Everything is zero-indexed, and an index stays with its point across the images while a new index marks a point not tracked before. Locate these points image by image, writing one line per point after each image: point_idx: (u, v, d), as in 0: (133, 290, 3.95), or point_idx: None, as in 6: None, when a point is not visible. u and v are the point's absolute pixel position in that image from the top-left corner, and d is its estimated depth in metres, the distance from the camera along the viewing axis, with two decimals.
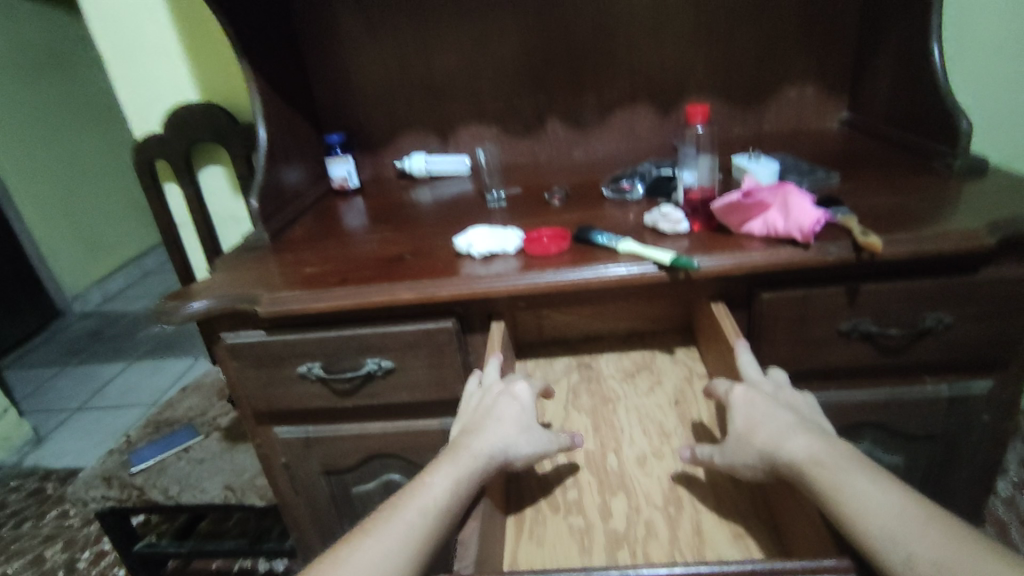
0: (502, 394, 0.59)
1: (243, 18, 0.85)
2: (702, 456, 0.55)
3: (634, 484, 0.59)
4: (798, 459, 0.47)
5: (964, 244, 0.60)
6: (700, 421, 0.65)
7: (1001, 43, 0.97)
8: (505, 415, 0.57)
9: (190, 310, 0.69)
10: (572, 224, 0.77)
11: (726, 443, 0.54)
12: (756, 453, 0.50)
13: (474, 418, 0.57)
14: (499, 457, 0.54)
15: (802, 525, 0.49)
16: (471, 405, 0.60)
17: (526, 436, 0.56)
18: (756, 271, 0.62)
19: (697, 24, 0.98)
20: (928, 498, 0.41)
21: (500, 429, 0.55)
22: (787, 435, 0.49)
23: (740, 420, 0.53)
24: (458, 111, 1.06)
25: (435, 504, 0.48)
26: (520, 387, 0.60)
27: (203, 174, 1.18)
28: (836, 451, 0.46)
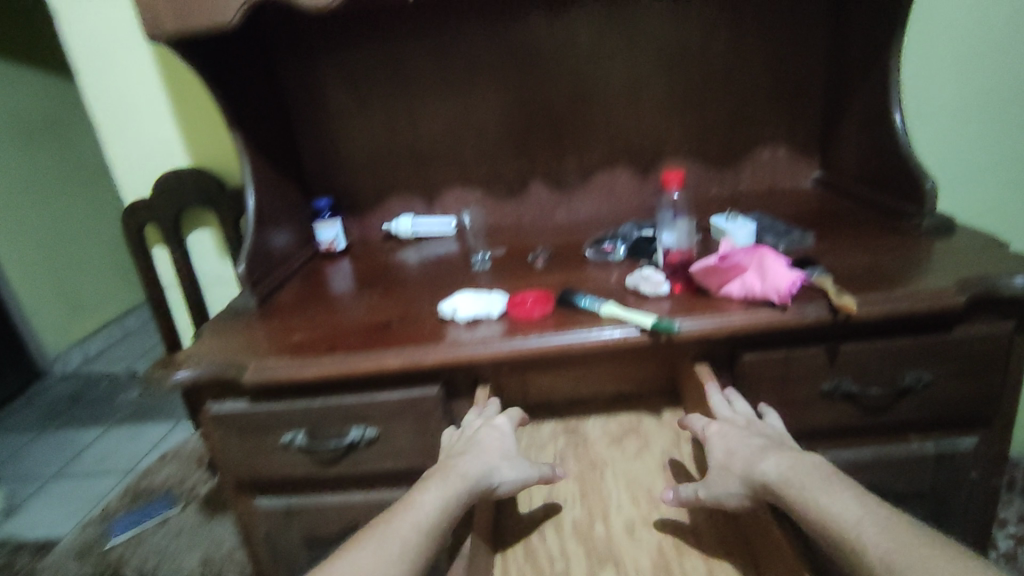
0: (484, 426, 0.61)
1: (235, 91, 0.88)
2: (685, 494, 0.58)
3: (623, 553, 0.59)
4: (772, 480, 0.52)
5: (936, 303, 0.61)
6: (681, 462, 0.67)
7: (960, 107, 1.02)
8: (487, 444, 0.59)
9: (175, 379, 0.69)
10: (556, 286, 0.79)
11: (708, 477, 0.57)
12: (737, 481, 0.55)
13: (459, 448, 0.59)
14: (483, 484, 0.56)
15: (775, 544, 0.53)
16: (454, 439, 0.62)
17: (508, 463, 0.58)
18: (737, 334, 0.63)
19: (672, 91, 1.02)
20: (880, 504, 0.47)
21: (485, 453, 0.58)
22: (759, 459, 0.54)
23: (717, 452, 0.57)
24: (444, 175, 1.09)
25: (433, 518, 0.51)
26: (501, 420, 0.62)
27: (191, 238, 1.19)
28: (802, 468, 0.51)
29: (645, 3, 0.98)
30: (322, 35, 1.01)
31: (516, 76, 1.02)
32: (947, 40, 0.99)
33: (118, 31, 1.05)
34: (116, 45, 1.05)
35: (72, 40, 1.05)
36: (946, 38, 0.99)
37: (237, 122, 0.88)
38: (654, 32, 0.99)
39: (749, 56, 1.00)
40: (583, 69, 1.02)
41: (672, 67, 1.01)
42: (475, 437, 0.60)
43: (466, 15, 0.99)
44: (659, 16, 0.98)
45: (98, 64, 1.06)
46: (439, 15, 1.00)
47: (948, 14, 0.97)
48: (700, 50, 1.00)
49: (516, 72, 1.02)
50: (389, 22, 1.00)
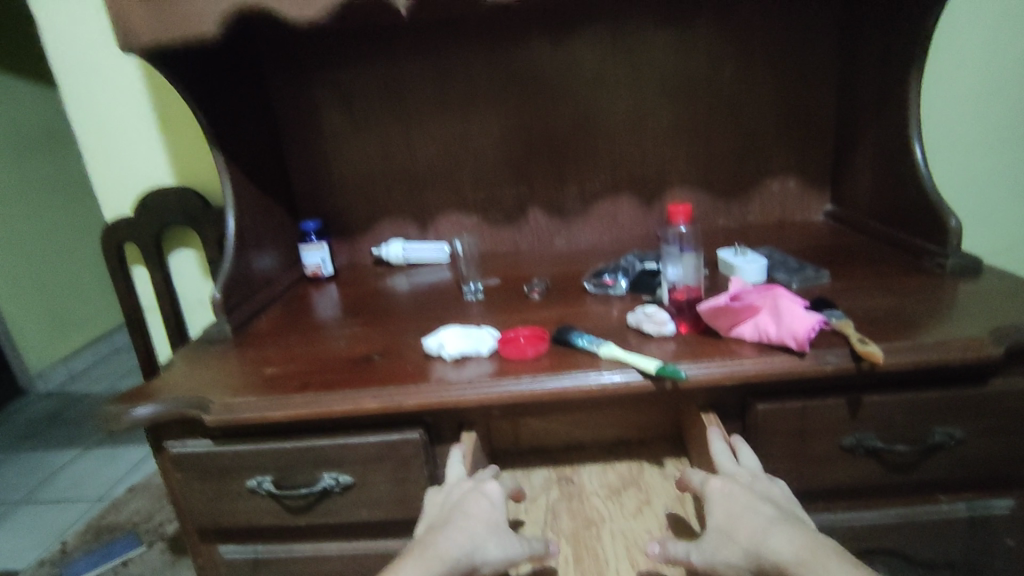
0: (472, 491, 0.54)
1: (218, 108, 0.84)
2: (676, 554, 0.50)
3: None
4: (787, 561, 0.44)
5: (970, 354, 0.56)
6: (679, 518, 0.60)
7: (978, 141, 0.98)
8: (472, 513, 0.51)
9: (134, 416, 0.63)
10: (552, 322, 0.73)
11: (703, 538, 0.49)
12: (741, 552, 0.47)
13: (442, 516, 0.52)
14: (466, 566, 0.48)
15: None
16: (438, 502, 0.55)
17: (496, 539, 0.50)
18: (749, 382, 0.58)
19: (678, 119, 0.98)
20: None
21: (470, 527, 0.50)
22: (770, 532, 0.46)
23: (717, 513, 0.50)
24: (438, 199, 1.04)
25: None
26: (492, 486, 0.54)
27: (173, 257, 1.13)
28: (821, 548, 0.44)
29: (651, 27, 0.94)
30: (314, 52, 0.97)
31: (516, 99, 0.98)
32: (965, 73, 0.95)
33: (104, 44, 1.01)
34: (101, 58, 1.02)
35: (56, 52, 1.01)
36: (964, 70, 0.95)
37: (219, 139, 0.83)
38: (660, 57, 0.95)
39: (759, 84, 0.96)
40: (585, 93, 0.97)
41: (679, 94, 0.97)
42: (459, 505, 0.52)
43: (464, 36, 0.96)
44: (665, 42, 0.94)
45: (82, 77, 1.02)
46: (436, 35, 0.96)
47: (966, 46, 0.94)
48: (707, 77, 0.96)
49: (516, 95, 0.98)
50: (384, 41, 0.96)
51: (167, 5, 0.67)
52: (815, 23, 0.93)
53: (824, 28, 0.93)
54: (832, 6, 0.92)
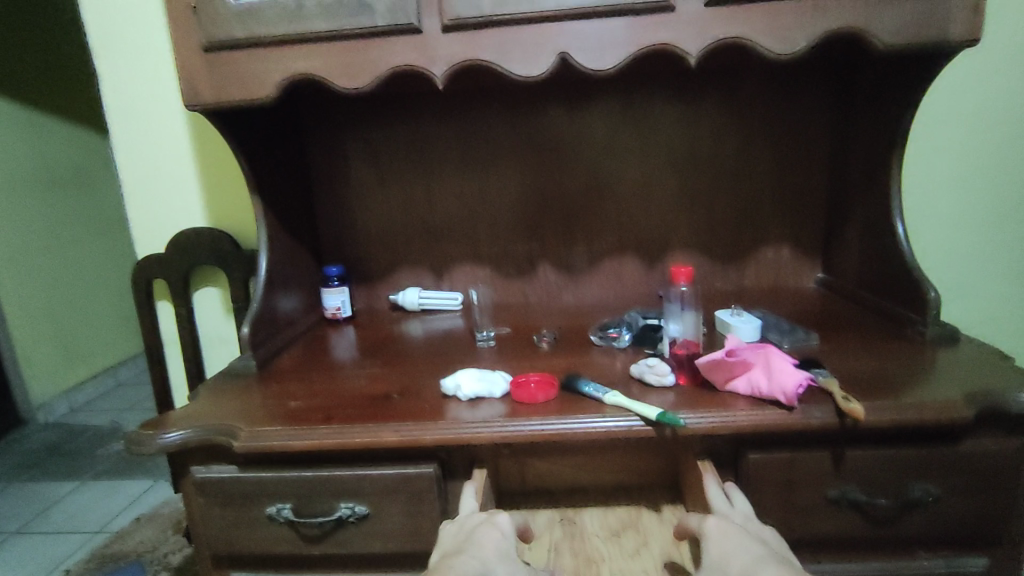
0: (484, 522, 0.58)
1: (262, 159, 0.92)
2: None
3: None
4: None
5: (945, 414, 0.61)
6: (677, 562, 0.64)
7: (956, 221, 1.06)
8: (484, 542, 0.55)
9: (164, 440, 0.68)
10: (559, 370, 0.78)
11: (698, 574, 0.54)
12: None
13: (455, 544, 0.56)
14: None
15: None
16: (451, 533, 0.59)
17: (506, 567, 0.55)
18: (741, 433, 0.62)
19: (681, 188, 1.06)
20: None
21: (481, 554, 0.54)
22: (759, 567, 0.51)
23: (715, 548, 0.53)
24: (454, 251, 1.11)
25: None
26: (501, 518, 0.58)
27: (198, 295, 1.19)
28: None
29: (658, 104, 1.03)
30: (350, 112, 1.06)
31: (532, 163, 1.07)
32: (944, 157, 1.04)
33: (157, 96, 1.10)
34: (153, 108, 1.11)
35: (112, 102, 1.11)
36: (942, 156, 1.04)
37: (260, 188, 0.90)
38: (665, 133, 1.04)
39: (754, 161, 1.05)
40: (596, 160, 1.06)
41: (682, 165, 1.05)
42: (473, 534, 0.56)
43: (488, 104, 1.05)
44: (670, 118, 1.04)
45: (133, 124, 1.11)
46: (462, 102, 1.05)
47: (944, 134, 1.03)
48: (709, 151, 1.05)
49: (531, 161, 1.06)
50: (415, 105, 1.06)
51: (230, 70, 0.76)
52: (806, 109, 1.02)
53: (815, 114, 1.02)
54: (822, 94, 1.01)
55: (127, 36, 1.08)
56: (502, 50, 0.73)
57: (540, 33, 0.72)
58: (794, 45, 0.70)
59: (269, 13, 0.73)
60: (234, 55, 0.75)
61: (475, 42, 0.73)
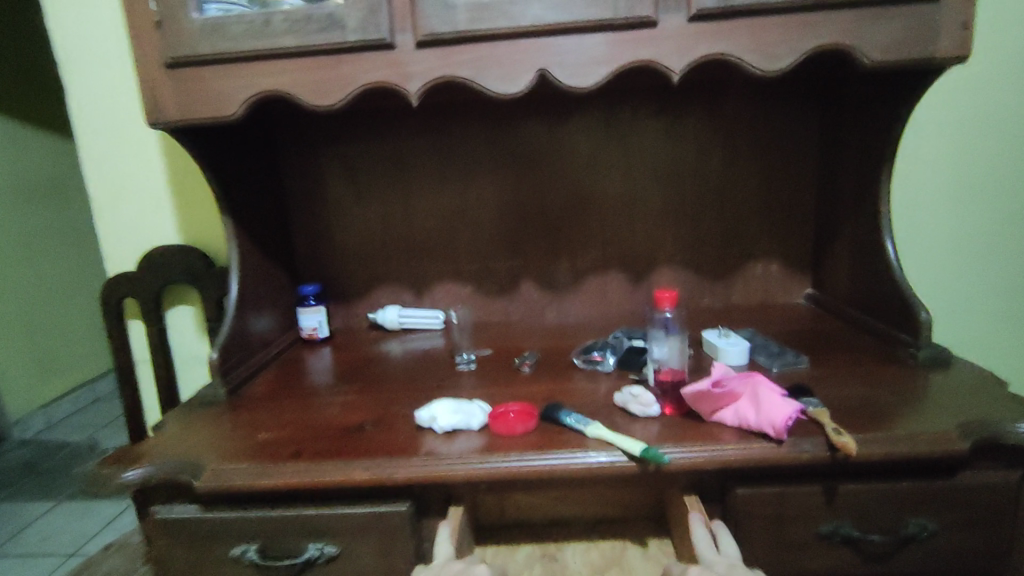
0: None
1: (232, 177, 0.88)
2: None
3: None
4: None
5: (939, 447, 0.58)
6: None
7: (945, 236, 1.04)
8: None
9: (125, 478, 0.64)
10: (541, 397, 0.75)
11: None
12: None
13: None
14: None
15: None
16: None
17: None
18: (728, 467, 0.60)
19: (667, 204, 1.04)
20: None
21: None
22: None
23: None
24: (435, 269, 1.08)
25: None
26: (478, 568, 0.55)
27: (171, 314, 1.15)
28: None
29: (642, 119, 1.01)
30: (327, 126, 1.03)
31: (514, 179, 1.04)
32: (933, 172, 1.02)
33: (128, 110, 1.06)
34: (123, 123, 1.07)
35: (79, 116, 1.07)
36: (931, 170, 1.02)
37: (231, 207, 0.87)
38: (650, 148, 1.02)
39: (740, 176, 1.02)
40: (580, 176, 1.03)
41: (668, 180, 1.03)
42: None
43: (468, 119, 1.02)
44: (655, 132, 1.01)
45: (102, 139, 1.08)
46: (442, 117, 1.02)
47: (933, 148, 1.01)
48: (694, 166, 1.02)
49: (513, 176, 1.04)
50: (393, 120, 1.03)
51: (196, 87, 0.72)
52: (793, 123, 1.00)
53: (801, 129, 1.00)
54: (809, 108, 0.99)
55: (95, 48, 1.04)
56: (479, 67, 0.70)
57: (519, 50, 0.69)
58: (780, 63, 0.68)
59: (236, 29, 0.70)
60: (200, 71, 0.72)
61: (451, 58, 0.70)
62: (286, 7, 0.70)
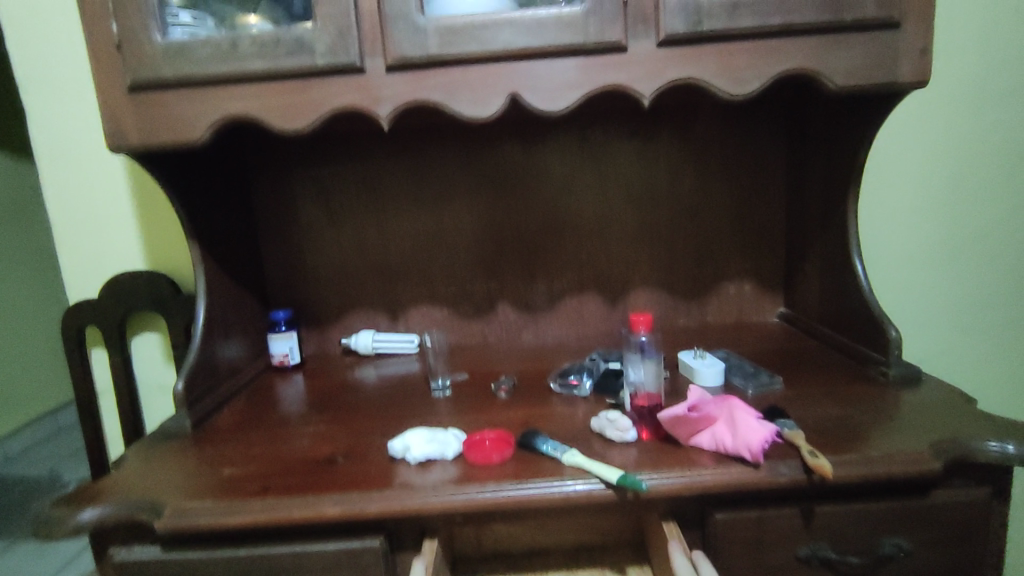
0: None
1: (198, 203, 0.86)
2: None
3: None
4: None
5: (913, 467, 0.58)
6: None
7: (911, 254, 1.06)
8: None
9: (81, 519, 0.60)
10: (517, 424, 0.74)
11: None
12: None
13: None
14: None
15: None
16: None
17: None
18: (708, 492, 0.59)
19: (641, 225, 1.04)
20: None
21: None
22: None
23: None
24: (410, 293, 1.06)
25: None
26: None
27: (136, 342, 1.12)
28: None
29: (615, 142, 1.02)
30: (299, 150, 1.02)
31: (488, 202, 1.04)
32: (898, 192, 1.04)
33: (91, 135, 1.04)
34: (87, 147, 1.04)
35: (40, 139, 1.04)
36: (896, 190, 1.04)
37: (198, 232, 0.85)
38: (623, 169, 1.02)
39: (713, 197, 1.04)
40: (555, 199, 1.04)
41: (641, 201, 1.04)
42: None
43: (442, 142, 1.02)
44: (628, 155, 1.02)
45: (64, 164, 1.05)
46: (416, 141, 1.02)
47: (897, 170, 1.04)
48: (667, 188, 1.03)
49: (487, 198, 1.03)
50: (366, 143, 1.02)
51: (160, 110, 0.71)
52: (762, 146, 1.02)
53: (770, 151, 1.02)
54: (776, 131, 1.01)
55: (57, 73, 1.02)
56: (450, 90, 0.70)
57: (489, 74, 0.69)
58: (747, 87, 0.69)
59: (201, 52, 0.69)
60: (163, 95, 0.70)
61: (421, 82, 0.69)
62: (253, 31, 0.69)
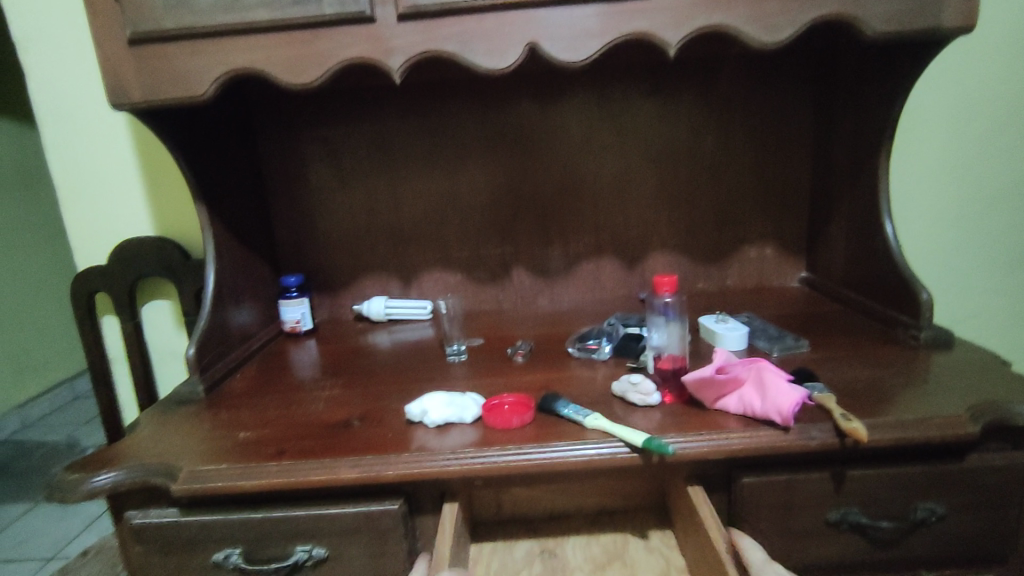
0: None
1: (204, 163, 0.83)
2: None
3: None
4: None
5: (950, 431, 0.56)
6: None
7: (941, 215, 1.03)
8: None
9: (94, 485, 0.60)
10: (536, 388, 0.72)
11: None
12: None
13: None
14: None
15: None
16: None
17: None
18: (736, 456, 0.57)
19: (660, 185, 1.01)
20: None
21: None
22: None
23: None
24: (423, 257, 1.04)
25: None
26: None
27: (146, 308, 1.10)
28: None
29: (635, 98, 0.98)
30: (306, 109, 0.98)
31: (503, 162, 1.00)
32: (928, 148, 1.00)
33: (93, 98, 1.01)
34: (88, 108, 1.01)
35: (40, 100, 1.01)
36: (926, 147, 1.00)
37: (205, 195, 0.82)
38: (642, 127, 0.99)
39: (735, 156, 1.00)
40: (571, 159, 1.00)
41: (660, 161, 1.00)
42: None
43: (454, 99, 0.98)
44: (648, 112, 0.98)
45: (66, 125, 1.02)
46: (426, 98, 0.98)
47: (930, 127, 0.99)
48: (688, 146, 0.99)
49: (501, 158, 1.00)
50: (376, 101, 0.98)
51: (163, 65, 0.68)
52: (788, 102, 0.98)
53: (796, 107, 0.98)
54: (804, 87, 0.97)
55: (54, 29, 0.98)
56: (464, 40, 0.66)
57: (506, 22, 0.65)
58: (780, 34, 0.65)
59: (203, 2, 0.66)
60: (164, 48, 0.67)
61: (435, 31, 0.66)
62: None
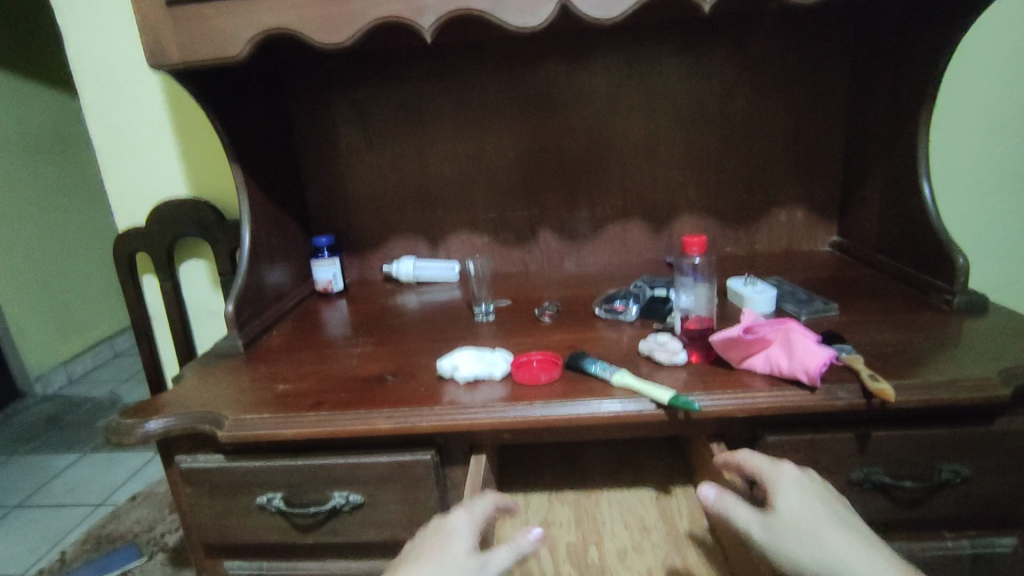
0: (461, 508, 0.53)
1: (239, 124, 0.85)
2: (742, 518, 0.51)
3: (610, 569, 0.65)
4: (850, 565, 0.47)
5: (979, 394, 0.56)
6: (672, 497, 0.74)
7: (982, 177, 1.00)
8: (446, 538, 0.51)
9: (145, 430, 0.63)
10: (564, 347, 0.74)
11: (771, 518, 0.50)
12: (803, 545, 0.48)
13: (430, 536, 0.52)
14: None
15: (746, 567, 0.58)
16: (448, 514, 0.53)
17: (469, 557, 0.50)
18: (760, 415, 0.58)
19: (690, 147, 1.00)
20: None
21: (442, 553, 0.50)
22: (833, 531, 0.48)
23: (787, 498, 0.50)
24: (451, 218, 1.05)
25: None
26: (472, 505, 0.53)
27: (184, 268, 1.14)
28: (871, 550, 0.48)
29: (667, 57, 0.96)
30: (336, 69, 0.99)
31: (532, 123, 1.00)
32: (972, 107, 0.97)
33: (129, 60, 1.02)
34: (124, 69, 1.03)
35: (78, 63, 1.03)
36: (970, 106, 0.97)
37: (240, 156, 0.84)
38: (673, 87, 0.97)
39: (769, 117, 0.98)
40: (600, 119, 0.99)
41: (691, 122, 0.98)
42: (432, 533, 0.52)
43: (483, 59, 0.97)
44: (680, 71, 0.96)
45: (104, 88, 1.04)
46: (455, 57, 0.98)
47: (976, 86, 0.96)
48: (720, 106, 0.98)
49: (530, 118, 1.00)
50: (404, 61, 0.98)
51: (199, 25, 0.68)
52: (826, 60, 0.95)
53: (835, 65, 0.95)
54: (843, 44, 0.94)
55: None
56: None
57: None
58: None
59: None
60: (200, 8, 0.68)
61: None
62: None
